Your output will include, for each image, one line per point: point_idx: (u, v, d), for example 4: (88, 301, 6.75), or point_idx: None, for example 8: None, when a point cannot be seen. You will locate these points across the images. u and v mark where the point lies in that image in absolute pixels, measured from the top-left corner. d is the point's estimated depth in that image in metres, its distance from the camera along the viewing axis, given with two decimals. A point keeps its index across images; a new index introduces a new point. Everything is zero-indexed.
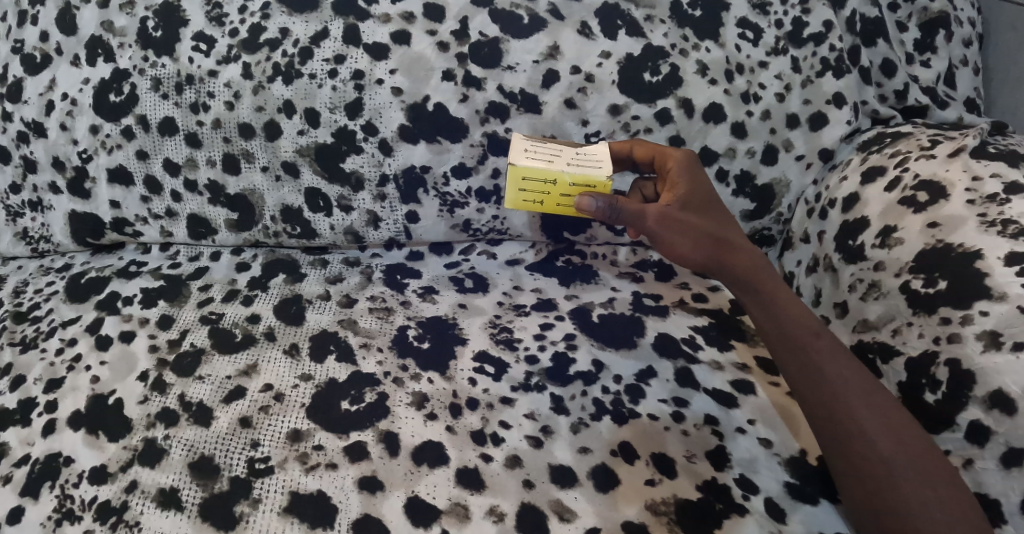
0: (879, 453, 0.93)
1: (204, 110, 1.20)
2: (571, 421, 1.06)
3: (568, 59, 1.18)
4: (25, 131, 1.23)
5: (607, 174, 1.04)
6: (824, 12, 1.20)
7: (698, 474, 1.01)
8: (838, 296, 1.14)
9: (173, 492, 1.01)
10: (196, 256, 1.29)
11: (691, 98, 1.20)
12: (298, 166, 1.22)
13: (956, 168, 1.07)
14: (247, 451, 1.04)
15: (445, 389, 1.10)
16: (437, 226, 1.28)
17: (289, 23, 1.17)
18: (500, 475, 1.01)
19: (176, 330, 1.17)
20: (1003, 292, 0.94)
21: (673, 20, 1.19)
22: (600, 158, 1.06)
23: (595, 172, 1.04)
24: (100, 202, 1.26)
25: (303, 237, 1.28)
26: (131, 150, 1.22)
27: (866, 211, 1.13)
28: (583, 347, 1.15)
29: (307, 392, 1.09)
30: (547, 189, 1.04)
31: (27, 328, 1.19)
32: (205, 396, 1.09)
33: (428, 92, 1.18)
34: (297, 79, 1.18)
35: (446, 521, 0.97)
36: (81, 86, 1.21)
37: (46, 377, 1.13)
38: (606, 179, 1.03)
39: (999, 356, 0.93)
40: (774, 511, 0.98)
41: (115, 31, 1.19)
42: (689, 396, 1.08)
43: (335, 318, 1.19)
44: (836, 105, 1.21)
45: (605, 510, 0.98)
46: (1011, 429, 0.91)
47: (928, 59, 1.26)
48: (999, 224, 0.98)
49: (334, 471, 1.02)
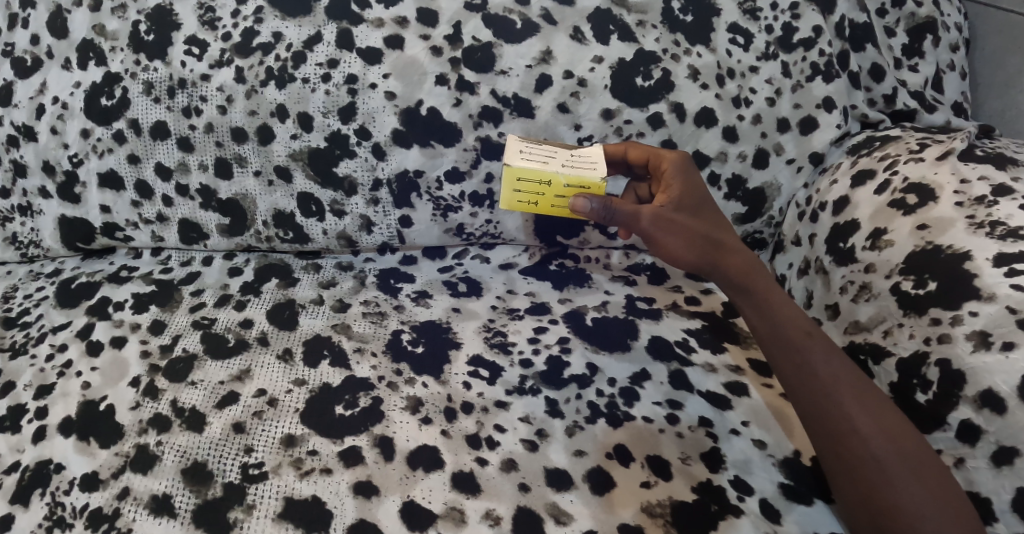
0: (872, 451, 0.94)
1: (196, 114, 1.19)
2: (566, 424, 1.06)
3: (561, 63, 1.19)
4: (15, 135, 1.22)
5: (602, 175, 1.04)
6: (813, 17, 1.21)
7: (692, 475, 1.01)
8: (829, 298, 1.14)
9: (165, 498, 1.00)
10: (188, 261, 1.29)
11: (682, 102, 1.21)
12: (291, 170, 1.22)
13: (945, 170, 1.08)
14: (241, 456, 1.03)
15: (440, 393, 1.10)
16: (430, 230, 1.28)
17: (282, 28, 1.17)
18: (496, 478, 1.01)
19: (168, 336, 1.17)
20: (991, 293, 0.95)
21: (664, 26, 1.20)
22: (596, 159, 1.06)
23: (590, 173, 1.04)
24: (91, 206, 1.25)
25: (296, 242, 1.28)
26: (123, 154, 1.22)
27: (856, 213, 1.14)
28: (577, 349, 1.15)
29: (301, 397, 1.09)
30: (542, 190, 1.05)
31: (16, 333, 1.18)
32: (199, 402, 1.09)
33: (422, 96, 1.19)
34: (291, 83, 1.18)
35: (442, 525, 0.97)
36: (72, 90, 1.20)
37: (36, 383, 1.12)
38: (601, 180, 1.04)
39: (989, 355, 0.94)
40: (769, 511, 0.99)
41: (107, 35, 1.18)
42: (683, 398, 1.09)
43: (329, 323, 1.18)
44: (826, 109, 1.22)
45: (601, 513, 0.98)
46: (1002, 427, 0.92)
47: (915, 64, 1.28)
48: (987, 226, 1.00)
49: (329, 476, 1.01)
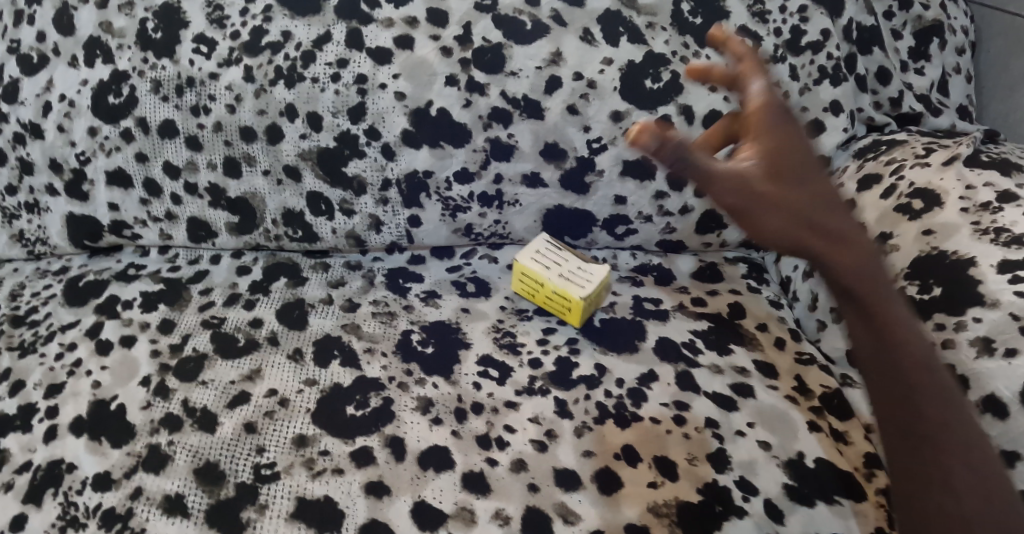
0: (951, 470, 0.80)
1: (204, 112, 1.19)
2: (575, 425, 1.08)
3: (571, 64, 1.19)
4: (21, 132, 1.21)
5: (582, 295, 1.16)
6: (821, 21, 1.22)
7: (698, 476, 1.03)
8: (834, 302, 1.16)
9: (178, 498, 1.01)
10: (196, 259, 1.29)
11: (691, 105, 1.21)
12: (300, 170, 1.22)
13: (950, 176, 1.09)
14: (253, 457, 1.04)
15: (450, 394, 1.11)
16: (438, 230, 1.29)
17: (291, 27, 1.17)
18: (505, 479, 1.03)
19: (178, 335, 1.17)
20: (995, 300, 0.97)
21: (673, 28, 1.20)
22: (591, 279, 1.19)
23: (575, 289, 1.18)
24: (98, 204, 1.25)
25: (304, 241, 1.28)
26: (130, 152, 1.21)
27: (862, 217, 1.15)
28: (585, 351, 1.16)
29: (312, 397, 1.10)
30: (538, 288, 1.22)
31: (25, 331, 1.18)
32: (209, 402, 1.09)
33: (432, 97, 1.19)
34: (299, 82, 1.17)
35: (453, 525, 0.98)
36: (79, 87, 1.19)
37: (46, 382, 1.12)
38: (580, 298, 1.16)
39: (992, 361, 0.95)
40: (773, 512, 1.01)
41: (114, 32, 1.17)
42: (690, 400, 1.10)
43: (338, 323, 1.19)
44: (833, 112, 1.23)
45: (609, 513, 1.00)
46: (1004, 431, 0.92)
47: (921, 67, 1.29)
48: (992, 232, 1.01)
49: (341, 477, 1.02)
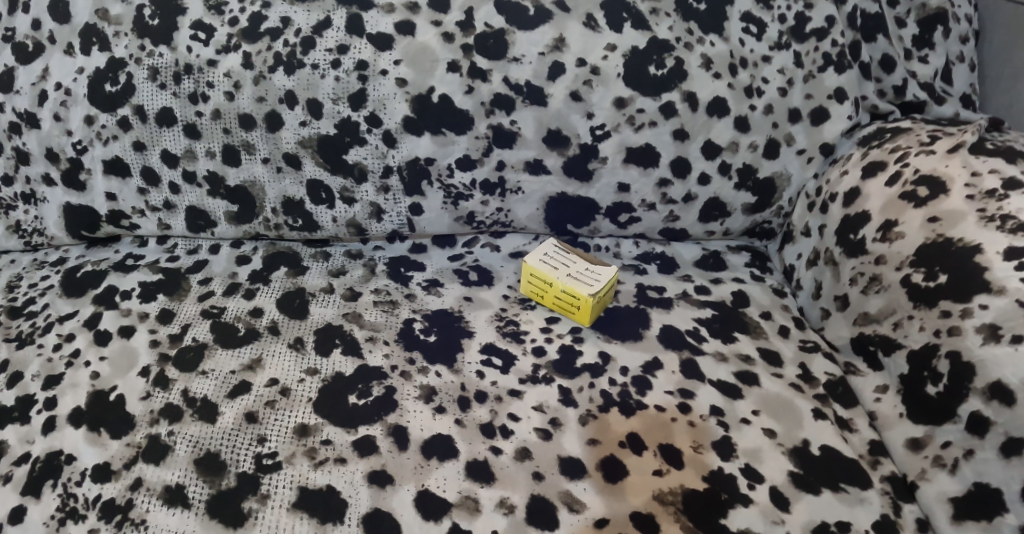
0: None
1: (203, 100, 1.17)
2: (579, 413, 1.07)
3: (574, 51, 1.18)
4: (16, 122, 1.19)
5: (591, 293, 1.14)
6: (826, 7, 1.21)
7: (703, 464, 1.02)
8: (838, 289, 1.16)
9: (179, 489, 0.99)
10: (196, 249, 1.28)
11: (695, 92, 1.20)
12: (300, 158, 1.21)
13: (956, 163, 1.09)
14: (254, 447, 1.03)
15: (454, 383, 1.10)
16: (441, 218, 1.28)
17: (290, 13, 1.16)
18: (510, 467, 1.02)
19: (177, 325, 1.16)
20: (1001, 286, 0.96)
21: (678, 14, 1.19)
22: (599, 278, 1.17)
23: (583, 288, 1.15)
24: (96, 194, 1.23)
25: (305, 229, 1.27)
26: (128, 141, 1.20)
27: (867, 205, 1.15)
28: (589, 339, 1.16)
29: (314, 386, 1.09)
30: (545, 289, 1.19)
31: (22, 322, 1.16)
32: (210, 391, 1.08)
33: (433, 84, 1.17)
34: (299, 69, 1.16)
35: (457, 514, 0.98)
36: (75, 76, 1.17)
37: (44, 373, 1.10)
38: (588, 297, 1.14)
39: (999, 348, 0.94)
40: (778, 500, 0.99)
41: (110, 19, 1.15)
42: (695, 388, 1.10)
43: (340, 312, 1.18)
44: (837, 99, 1.23)
45: (614, 502, 0.99)
46: (1011, 418, 0.92)
47: (925, 55, 1.27)
48: (998, 219, 1.00)
49: (343, 466, 1.01)
